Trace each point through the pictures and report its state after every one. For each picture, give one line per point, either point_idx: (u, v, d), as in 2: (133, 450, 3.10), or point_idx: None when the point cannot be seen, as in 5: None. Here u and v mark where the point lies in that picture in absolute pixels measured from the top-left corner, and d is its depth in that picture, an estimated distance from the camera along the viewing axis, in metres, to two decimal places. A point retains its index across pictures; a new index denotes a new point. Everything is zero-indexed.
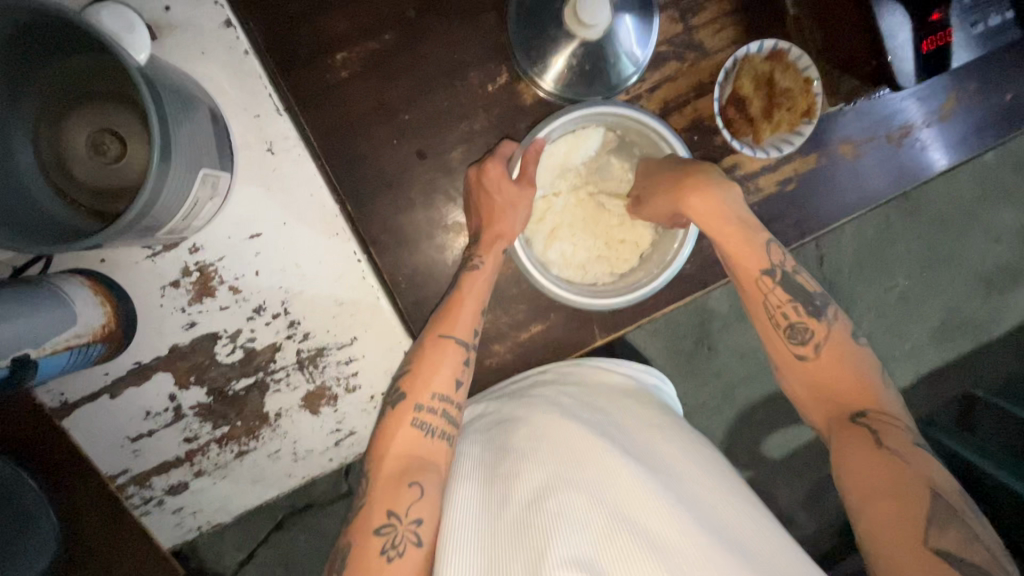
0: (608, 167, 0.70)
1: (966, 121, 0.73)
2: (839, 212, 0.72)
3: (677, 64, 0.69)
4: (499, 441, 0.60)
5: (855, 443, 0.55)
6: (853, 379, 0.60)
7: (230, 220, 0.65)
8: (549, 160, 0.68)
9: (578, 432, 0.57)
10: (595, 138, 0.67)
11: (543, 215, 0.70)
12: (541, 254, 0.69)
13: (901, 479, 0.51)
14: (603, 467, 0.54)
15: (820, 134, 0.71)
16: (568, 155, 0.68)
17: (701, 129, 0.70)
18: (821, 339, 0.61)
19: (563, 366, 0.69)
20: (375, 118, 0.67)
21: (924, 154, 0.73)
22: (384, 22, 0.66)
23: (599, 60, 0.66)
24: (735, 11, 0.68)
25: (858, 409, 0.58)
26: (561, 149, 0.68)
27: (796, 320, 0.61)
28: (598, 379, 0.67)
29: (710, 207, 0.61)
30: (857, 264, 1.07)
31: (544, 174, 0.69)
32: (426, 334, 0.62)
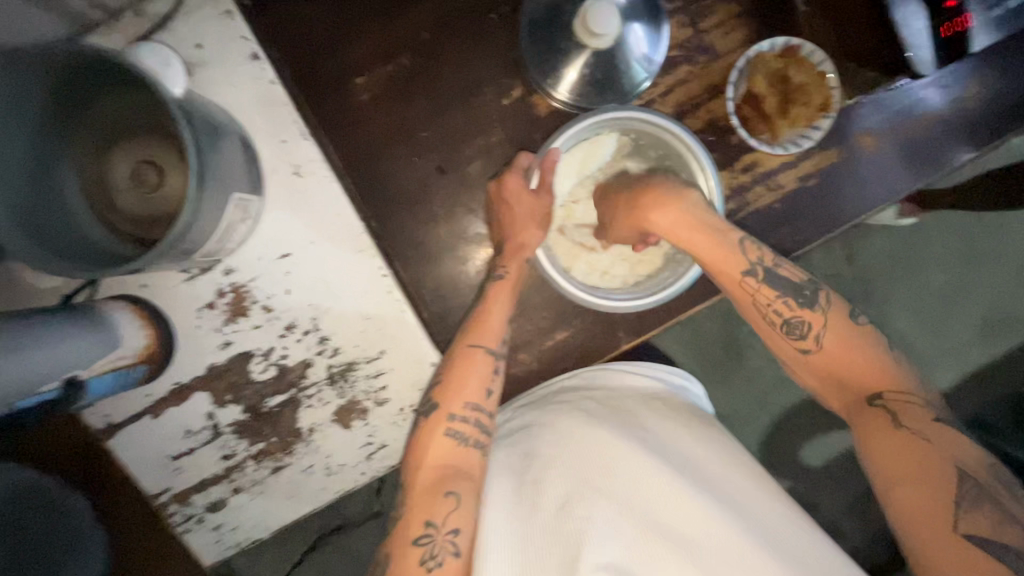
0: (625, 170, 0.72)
1: (997, 103, 0.71)
2: (861, 207, 0.71)
3: (690, 67, 0.69)
4: (524, 447, 0.61)
5: (877, 425, 0.55)
6: (870, 366, 0.58)
7: (262, 241, 0.68)
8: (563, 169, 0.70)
9: (606, 437, 0.57)
10: (611, 142, 0.69)
11: (563, 224, 0.72)
12: (563, 260, 0.71)
13: (931, 465, 0.51)
14: (632, 472, 0.53)
15: (841, 128, 0.70)
16: (584, 163, 0.71)
17: (717, 129, 0.69)
18: (820, 328, 0.60)
19: (588, 370, 0.68)
20: (396, 136, 0.69)
21: (954, 141, 0.71)
22: (402, 46, 0.68)
23: (609, 68, 0.68)
24: (744, 13, 0.68)
25: (873, 390, 0.57)
26: (577, 156, 0.70)
27: (791, 315, 0.60)
28: (623, 381, 0.66)
29: (677, 218, 0.63)
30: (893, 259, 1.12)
31: (562, 182, 0.71)
32: (452, 345, 0.63)
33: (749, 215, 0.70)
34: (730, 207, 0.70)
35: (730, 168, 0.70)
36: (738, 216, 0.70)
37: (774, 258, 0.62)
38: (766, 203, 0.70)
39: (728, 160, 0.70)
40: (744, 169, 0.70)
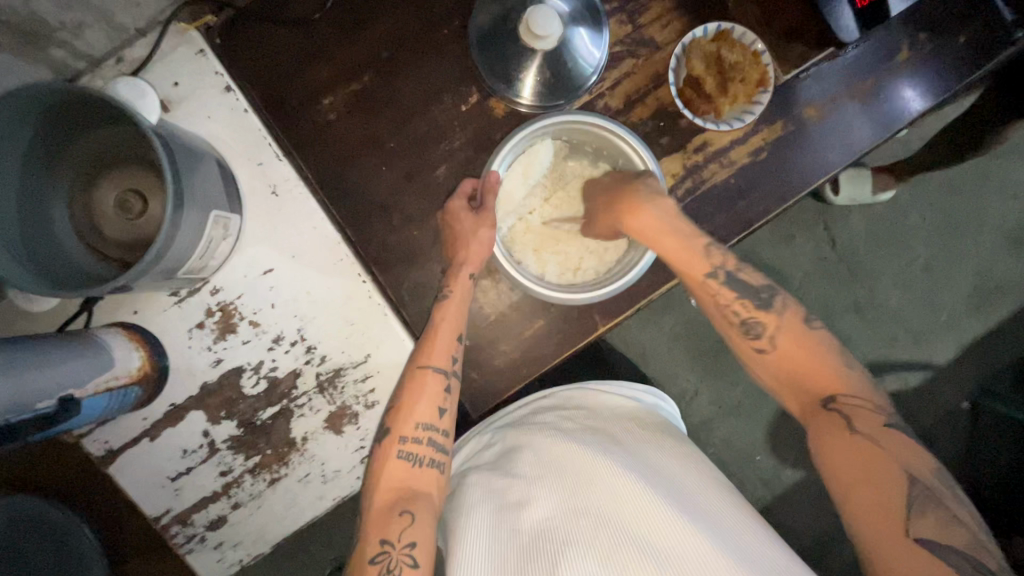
0: (568, 172, 0.73)
1: (929, 67, 0.75)
2: (815, 171, 0.74)
3: (633, 60, 0.73)
4: (504, 467, 0.63)
5: (832, 426, 0.57)
6: (819, 364, 0.62)
7: (245, 259, 0.72)
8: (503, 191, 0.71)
9: (577, 453, 0.60)
10: (545, 149, 0.70)
11: (525, 236, 0.72)
12: (537, 268, 0.71)
13: (883, 468, 0.53)
14: (601, 482, 0.56)
15: (785, 100, 0.74)
16: (527, 170, 0.70)
17: (667, 114, 0.73)
18: (775, 329, 0.64)
19: (567, 392, 0.72)
20: (366, 150, 0.73)
21: (892, 105, 0.75)
22: (363, 66, 0.72)
23: (559, 66, 0.71)
24: (678, 5, 0.73)
25: (830, 393, 0.60)
26: (519, 168, 0.71)
27: (747, 316, 0.65)
28: (599, 401, 0.70)
29: (652, 222, 0.65)
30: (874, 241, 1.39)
31: (512, 195, 0.72)
32: (406, 367, 0.66)
33: (706, 191, 0.74)
34: (688, 186, 0.74)
35: (683, 149, 0.73)
36: (697, 193, 0.74)
37: (738, 263, 0.67)
38: (721, 179, 0.74)
39: (680, 141, 0.73)
40: (696, 150, 0.74)
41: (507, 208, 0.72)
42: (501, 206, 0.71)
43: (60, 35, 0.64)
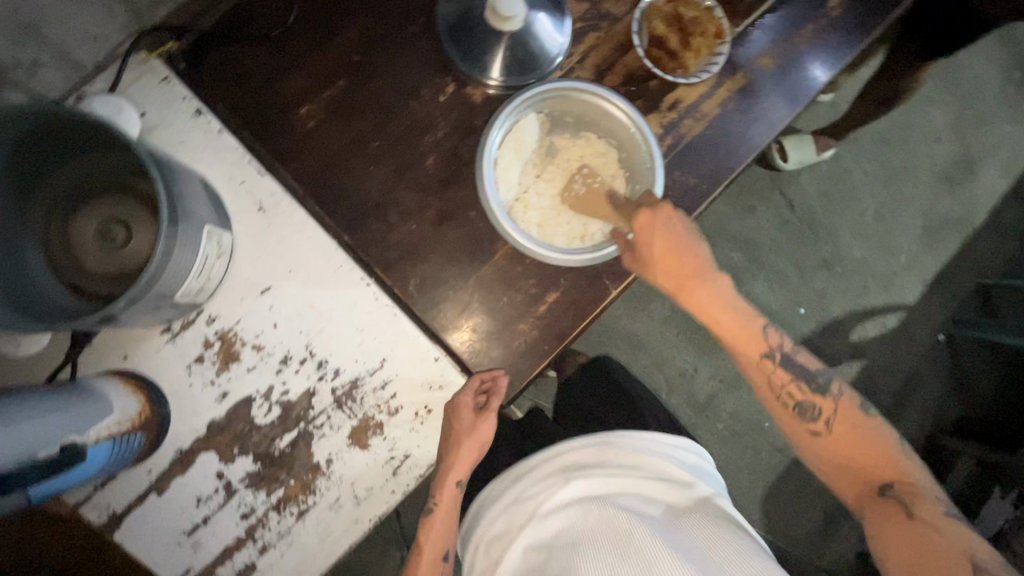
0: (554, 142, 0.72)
1: (861, 3, 0.81)
2: (780, 114, 0.78)
3: (595, 34, 0.76)
4: (539, 537, 0.65)
5: (892, 516, 0.64)
6: (870, 450, 0.68)
7: (240, 282, 0.69)
8: (500, 176, 0.70)
9: (615, 519, 0.62)
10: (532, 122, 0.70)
11: (527, 209, 0.70)
12: (545, 238, 0.70)
13: (946, 557, 0.59)
14: (639, 550, 0.58)
15: (741, 51, 0.78)
16: (517, 146, 0.71)
17: (636, 79, 0.76)
18: (831, 415, 0.70)
19: (597, 441, 0.73)
20: (351, 153, 0.72)
21: (835, 43, 0.80)
22: (335, 72, 0.72)
23: (529, 46, 0.73)
24: None
25: (887, 481, 0.67)
26: (508, 146, 0.70)
27: (803, 399, 0.71)
28: (638, 455, 0.71)
29: (707, 296, 0.71)
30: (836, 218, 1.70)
31: (508, 173, 0.70)
32: None
33: (686, 145, 0.76)
34: (669, 142, 0.76)
35: (657, 109, 0.76)
36: (678, 147, 0.76)
37: (793, 346, 0.74)
38: (697, 131, 0.77)
39: (654, 102, 0.76)
40: (669, 108, 0.77)
41: (509, 191, 0.70)
42: (502, 190, 0.69)
43: (15, 75, 0.61)
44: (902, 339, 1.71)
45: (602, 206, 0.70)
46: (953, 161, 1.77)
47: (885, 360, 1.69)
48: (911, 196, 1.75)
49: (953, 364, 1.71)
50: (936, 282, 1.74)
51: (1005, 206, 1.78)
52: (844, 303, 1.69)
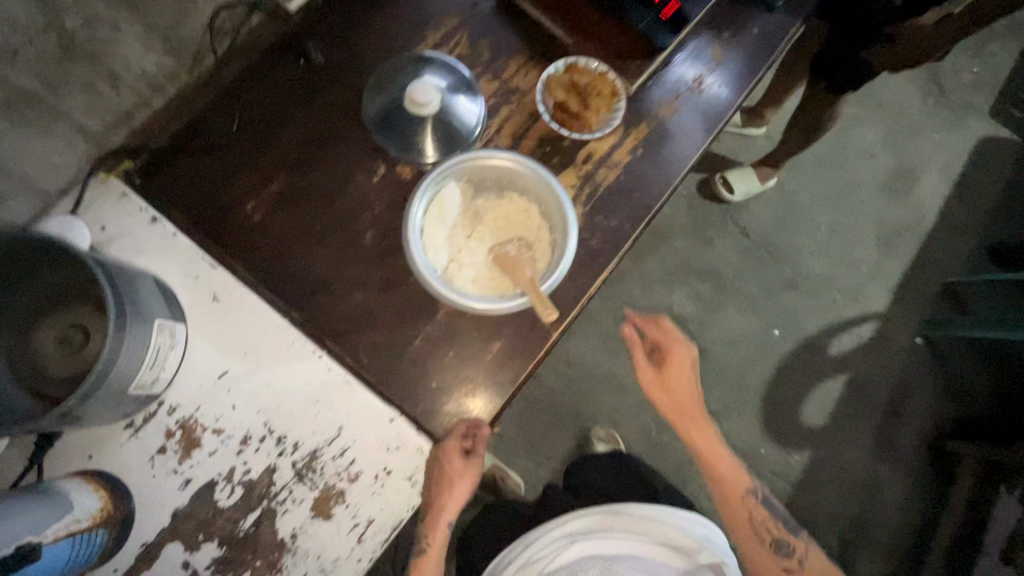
0: (476, 204, 0.79)
1: (742, 51, 0.91)
2: (685, 153, 0.86)
3: (508, 107, 0.85)
4: None
5: None
6: None
7: (197, 370, 0.73)
8: (427, 245, 0.74)
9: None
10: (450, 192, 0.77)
11: (459, 267, 0.75)
12: (482, 290, 0.74)
13: None
14: None
15: (642, 103, 0.87)
16: (442, 213, 0.76)
17: (550, 140, 0.84)
18: (805, 555, 0.85)
19: (604, 511, 0.78)
20: (295, 238, 0.78)
21: (725, 87, 0.90)
22: (276, 167, 0.79)
23: (449, 125, 0.81)
24: (531, 57, 0.87)
25: None
26: (434, 213, 0.76)
27: (780, 539, 0.86)
28: (644, 526, 0.76)
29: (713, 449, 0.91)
30: (801, 243, 1.77)
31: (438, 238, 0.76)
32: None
33: (603, 191, 0.84)
34: (588, 191, 0.83)
35: (572, 164, 0.84)
36: (597, 194, 0.83)
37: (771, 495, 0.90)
38: (613, 178, 0.84)
39: (569, 158, 0.84)
40: (584, 161, 0.84)
41: (437, 256, 0.74)
42: (429, 256, 0.73)
43: None
44: (881, 347, 1.72)
45: (522, 271, 0.73)
46: (892, 172, 1.86)
47: (869, 371, 1.70)
48: (860, 209, 1.82)
49: (937, 365, 1.71)
50: (902, 287, 1.77)
51: (952, 207, 1.86)
52: (816, 320, 1.72)
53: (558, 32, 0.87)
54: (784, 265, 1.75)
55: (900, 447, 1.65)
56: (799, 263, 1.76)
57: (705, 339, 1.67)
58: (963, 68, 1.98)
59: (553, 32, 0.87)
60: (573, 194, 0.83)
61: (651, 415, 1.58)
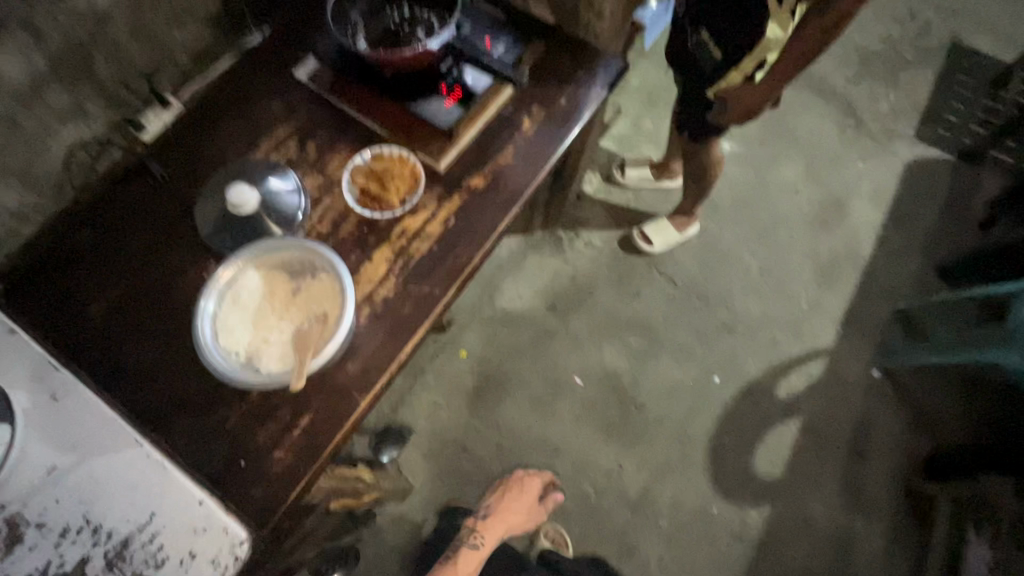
0: (268, 282, 0.83)
1: (547, 124, 0.99)
2: (495, 219, 0.92)
3: (329, 197, 0.94)
4: None
5: None
6: None
7: (26, 466, 0.75)
8: (221, 326, 0.81)
9: None
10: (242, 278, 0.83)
11: (252, 346, 0.80)
12: (273, 365, 0.79)
13: None
14: None
15: (454, 177, 0.94)
16: (235, 298, 0.82)
17: (366, 221, 0.91)
18: None
19: None
20: (132, 335, 0.86)
21: (532, 156, 0.97)
22: (121, 274, 0.90)
23: (277, 215, 0.91)
24: (351, 151, 0.96)
25: None
26: (227, 301, 0.82)
27: None
28: None
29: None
30: (733, 284, 1.75)
31: (232, 322, 0.81)
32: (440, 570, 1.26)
33: (416, 261, 0.89)
34: (401, 262, 0.89)
35: (387, 240, 0.90)
36: (410, 264, 0.89)
37: None
38: (425, 249, 0.90)
39: (383, 235, 0.90)
40: (400, 236, 0.91)
41: (229, 338, 0.80)
42: (222, 337, 0.80)
43: None
44: (834, 384, 1.62)
45: (309, 343, 0.79)
46: (819, 204, 1.86)
47: (825, 411, 1.59)
48: (790, 245, 1.80)
49: (900, 397, 1.59)
50: (847, 319, 1.70)
51: (889, 231, 1.82)
52: (759, 362, 1.65)
53: (373, 126, 0.96)
54: (719, 309, 1.72)
55: (872, 494, 1.50)
56: (734, 305, 1.72)
57: (641, 393, 1.62)
58: (877, 98, 2.02)
59: (371, 126, 0.96)
60: (386, 267, 0.88)
61: (589, 480, 1.52)
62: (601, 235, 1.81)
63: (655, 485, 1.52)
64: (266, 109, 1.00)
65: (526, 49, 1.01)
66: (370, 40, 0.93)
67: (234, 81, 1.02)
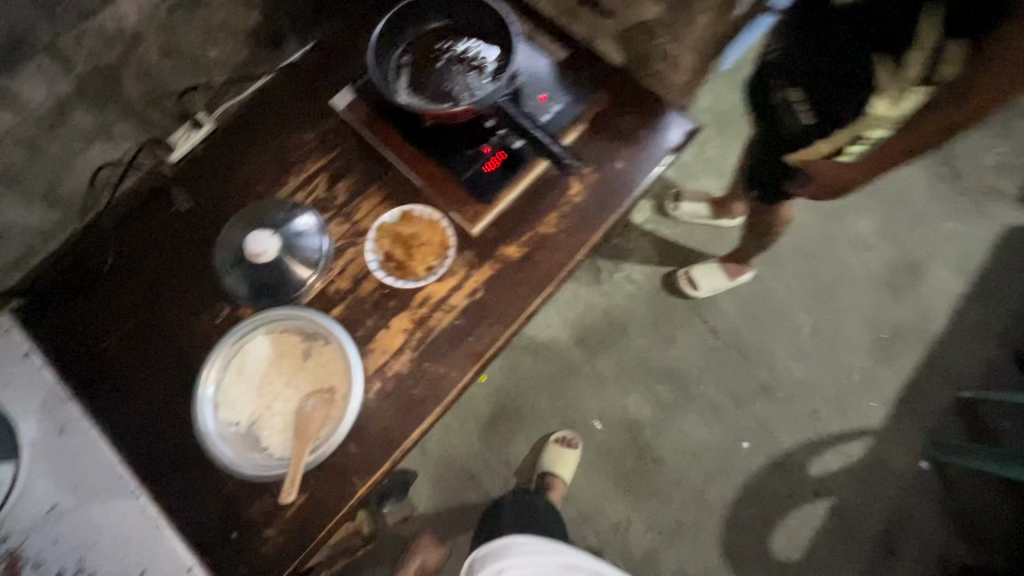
0: (274, 352, 0.80)
1: (597, 190, 0.89)
2: (526, 297, 0.84)
3: (352, 250, 0.87)
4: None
5: None
6: None
7: (32, 505, 0.73)
8: (222, 398, 0.78)
9: None
10: (249, 346, 0.80)
11: (252, 424, 0.77)
12: (270, 447, 0.76)
13: None
14: None
15: (489, 243, 0.86)
16: (239, 367, 0.79)
17: (387, 283, 0.84)
18: None
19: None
20: (140, 374, 0.84)
21: (577, 226, 0.87)
22: (136, 306, 0.87)
23: (299, 263, 0.84)
24: (383, 200, 0.89)
25: None
26: (231, 368, 0.79)
27: None
28: None
29: None
30: (779, 343, 1.61)
31: (234, 394, 0.78)
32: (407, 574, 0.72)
33: (435, 336, 0.82)
34: (419, 335, 0.82)
35: (408, 308, 0.83)
36: (428, 339, 0.82)
37: None
38: (447, 323, 0.83)
39: (404, 302, 0.84)
40: (422, 304, 0.84)
41: (229, 413, 0.77)
42: (221, 411, 0.77)
43: None
44: (875, 470, 1.50)
45: (307, 429, 0.75)
46: (892, 266, 1.68)
47: (858, 498, 1.48)
48: (851, 308, 1.64)
49: (946, 495, 1.46)
50: (902, 399, 1.55)
51: (967, 306, 1.63)
52: (794, 432, 1.54)
53: (410, 175, 0.88)
54: (760, 368, 1.60)
55: None
56: (777, 368, 1.59)
57: (663, 448, 1.54)
58: (983, 149, 1.78)
59: (406, 176, 0.89)
60: (402, 339, 0.82)
61: (594, 531, 1.48)
62: (643, 271, 1.69)
63: (662, 548, 1.46)
64: (298, 140, 0.93)
65: (586, 104, 0.91)
66: (413, 85, 0.85)
67: (266, 105, 0.96)
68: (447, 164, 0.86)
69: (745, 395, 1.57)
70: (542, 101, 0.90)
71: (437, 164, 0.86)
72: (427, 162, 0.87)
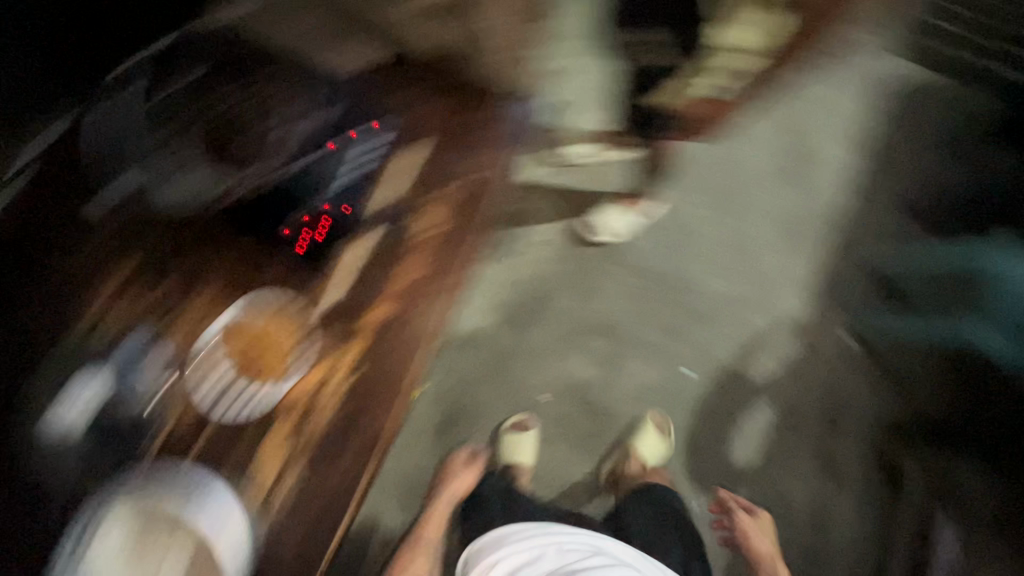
0: (139, 534, 0.67)
1: (431, 231, 0.84)
2: (405, 363, 0.81)
3: (195, 369, 0.74)
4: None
5: None
6: None
7: None
8: None
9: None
10: (104, 537, 0.67)
11: None
12: None
13: None
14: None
15: (342, 317, 0.78)
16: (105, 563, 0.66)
17: (246, 398, 0.74)
18: None
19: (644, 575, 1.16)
20: None
21: (427, 275, 0.83)
22: None
23: (128, 409, 0.72)
24: (211, 300, 0.76)
25: None
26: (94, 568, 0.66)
27: None
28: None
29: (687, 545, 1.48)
30: (697, 265, 1.61)
31: None
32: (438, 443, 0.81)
33: (323, 434, 0.76)
34: (305, 440, 0.75)
35: (285, 415, 0.75)
36: (317, 440, 0.75)
37: None
38: (328, 417, 0.76)
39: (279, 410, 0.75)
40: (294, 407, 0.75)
41: None
42: None
43: None
44: (807, 360, 1.58)
45: None
46: (788, 153, 1.66)
47: (797, 389, 1.57)
48: (756, 209, 1.64)
49: (873, 361, 1.56)
50: (819, 285, 1.60)
51: (866, 173, 1.64)
52: (729, 344, 1.58)
53: (218, 274, 0.76)
54: (685, 296, 1.60)
55: (846, 463, 1.52)
56: (701, 291, 1.60)
57: (614, 401, 1.55)
58: None
59: (215, 272, 0.76)
60: (286, 451, 0.74)
61: (570, 500, 1.50)
62: (550, 232, 1.61)
63: None
64: (74, 251, 0.74)
65: (384, 141, 0.83)
66: (180, 189, 0.78)
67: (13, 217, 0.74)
68: (251, 255, 0.78)
69: (677, 327, 1.59)
70: (334, 149, 0.79)
71: (236, 259, 0.77)
72: (227, 257, 0.77)
